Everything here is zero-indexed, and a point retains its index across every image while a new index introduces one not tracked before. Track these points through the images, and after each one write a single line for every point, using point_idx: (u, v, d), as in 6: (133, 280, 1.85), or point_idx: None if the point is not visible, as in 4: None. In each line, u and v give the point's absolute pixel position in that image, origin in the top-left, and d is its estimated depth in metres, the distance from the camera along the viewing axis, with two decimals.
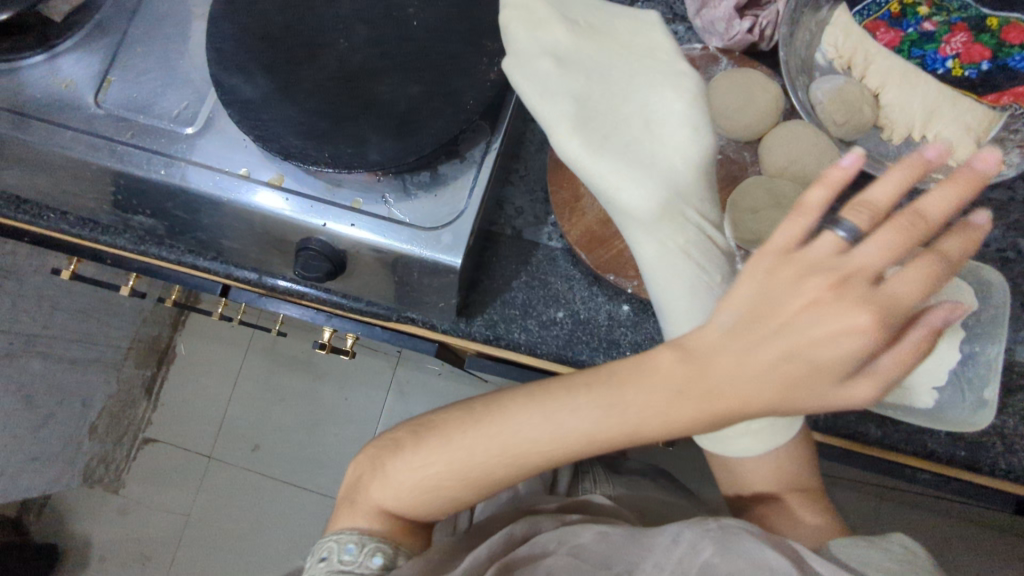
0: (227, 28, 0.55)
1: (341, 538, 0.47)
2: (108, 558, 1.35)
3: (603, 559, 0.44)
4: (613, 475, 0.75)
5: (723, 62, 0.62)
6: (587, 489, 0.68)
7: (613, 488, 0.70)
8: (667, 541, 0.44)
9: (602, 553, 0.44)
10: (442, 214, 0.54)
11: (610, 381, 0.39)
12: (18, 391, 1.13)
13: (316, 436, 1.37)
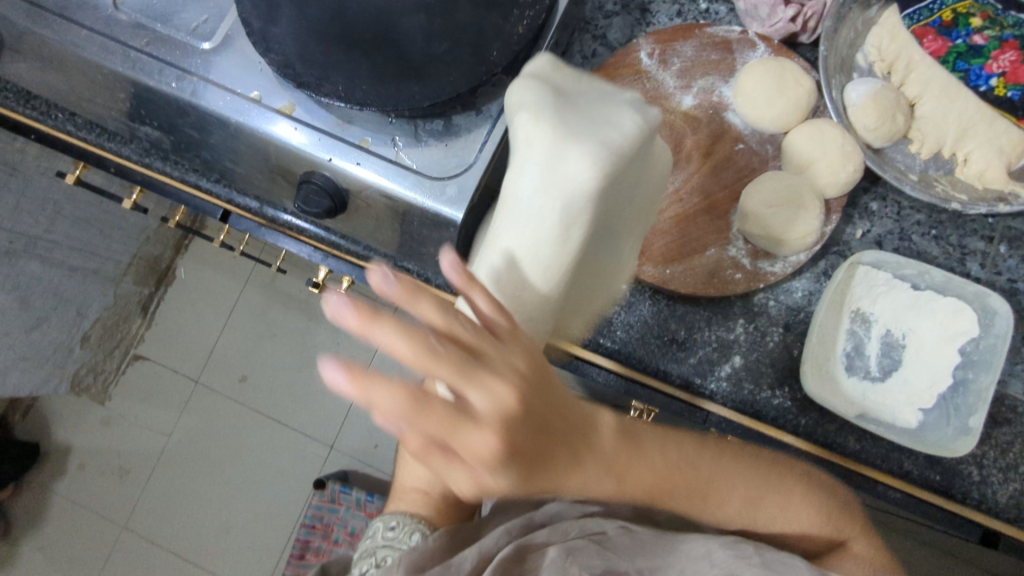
0: None
1: (385, 518, 0.51)
2: (87, 465, 1.38)
3: (625, 553, 0.45)
4: None
5: (760, 49, 0.59)
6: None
7: None
8: (699, 551, 0.42)
9: (625, 546, 0.45)
10: (450, 165, 0.53)
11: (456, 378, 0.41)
12: (16, 291, 1.11)
13: (304, 376, 1.38)
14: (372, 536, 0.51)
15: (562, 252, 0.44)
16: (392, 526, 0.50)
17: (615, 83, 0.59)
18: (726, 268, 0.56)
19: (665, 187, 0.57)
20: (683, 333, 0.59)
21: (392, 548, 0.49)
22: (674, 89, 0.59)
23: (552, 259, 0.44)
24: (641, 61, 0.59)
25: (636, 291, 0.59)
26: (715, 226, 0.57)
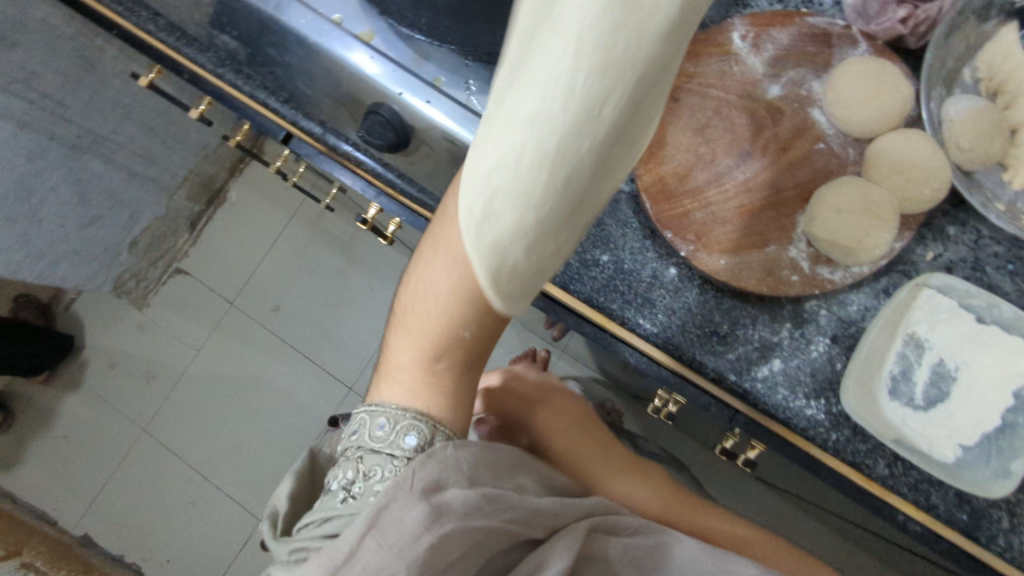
0: None
1: (375, 413, 0.46)
2: (118, 365, 1.44)
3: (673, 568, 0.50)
4: None
5: (861, 47, 0.56)
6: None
7: None
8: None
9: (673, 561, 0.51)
10: None
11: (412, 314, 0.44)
12: (76, 185, 1.14)
13: (334, 315, 1.40)
14: (356, 431, 0.47)
15: (602, 116, 0.27)
16: (382, 424, 0.45)
17: (701, 61, 0.57)
18: (783, 268, 0.55)
19: (734, 176, 0.55)
20: (726, 327, 0.57)
21: (382, 457, 0.44)
22: (763, 76, 0.56)
23: (611, 67, 0.26)
24: (733, 42, 0.57)
25: (685, 276, 0.58)
26: (779, 223, 0.55)
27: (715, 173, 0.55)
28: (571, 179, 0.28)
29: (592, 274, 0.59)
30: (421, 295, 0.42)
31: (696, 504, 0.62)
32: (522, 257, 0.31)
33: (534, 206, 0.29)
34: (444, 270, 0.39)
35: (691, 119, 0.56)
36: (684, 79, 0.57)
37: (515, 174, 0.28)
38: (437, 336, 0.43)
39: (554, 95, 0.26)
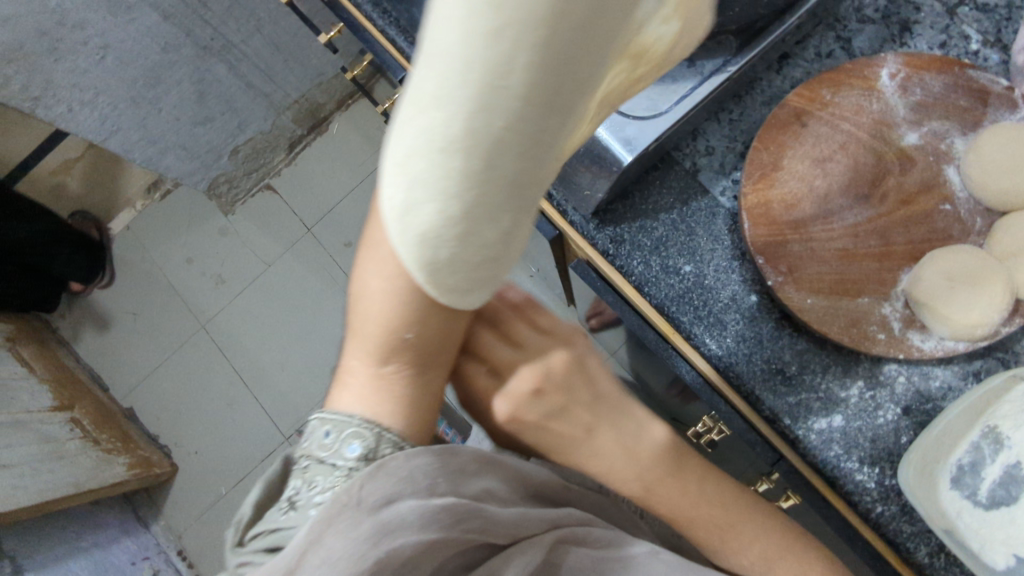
0: None
1: (324, 419, 0.43)
2: (194, 261, 1.52)
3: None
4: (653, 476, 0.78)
5: (1020, 113, 0.52)
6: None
7: None
8: None
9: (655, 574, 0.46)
10: (638, 106, 0.51)
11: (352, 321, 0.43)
12: (199, 84, 1.19)
13: None
14: (307, 436, 0.43)
15: (495, 84, 0.27)
16: (328, 432, 0.41)
17: (839, 91, 0.54)
18: (871, 323, 0.51)
19: (844, 217, 0.53)
20: (794, 368, 0.55)
21: (331, 463, 0.40)
22: (902, 120, 0.53)
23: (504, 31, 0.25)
24: (880, 78, 0.54)
25: (764, 307, 0.56)
26: (879, 277, 0.52)
27: (825, 209, 0.53)
28: (491, 166, 0.29)
29: (670, 281, 0.57)
30: (361, 299, 0.41)
31: (683, 484, 0.49)
32: (461, 247, 0.33)
33: (456, 193, 0.30)
34: (381, 274, 0.39)
35: (814, 148, 0.54)
36: (817, 106, 0.54)
37: (429, 162, 0.29)
38: (384, 338, 0.41)
39: (452, 71, 0.27)
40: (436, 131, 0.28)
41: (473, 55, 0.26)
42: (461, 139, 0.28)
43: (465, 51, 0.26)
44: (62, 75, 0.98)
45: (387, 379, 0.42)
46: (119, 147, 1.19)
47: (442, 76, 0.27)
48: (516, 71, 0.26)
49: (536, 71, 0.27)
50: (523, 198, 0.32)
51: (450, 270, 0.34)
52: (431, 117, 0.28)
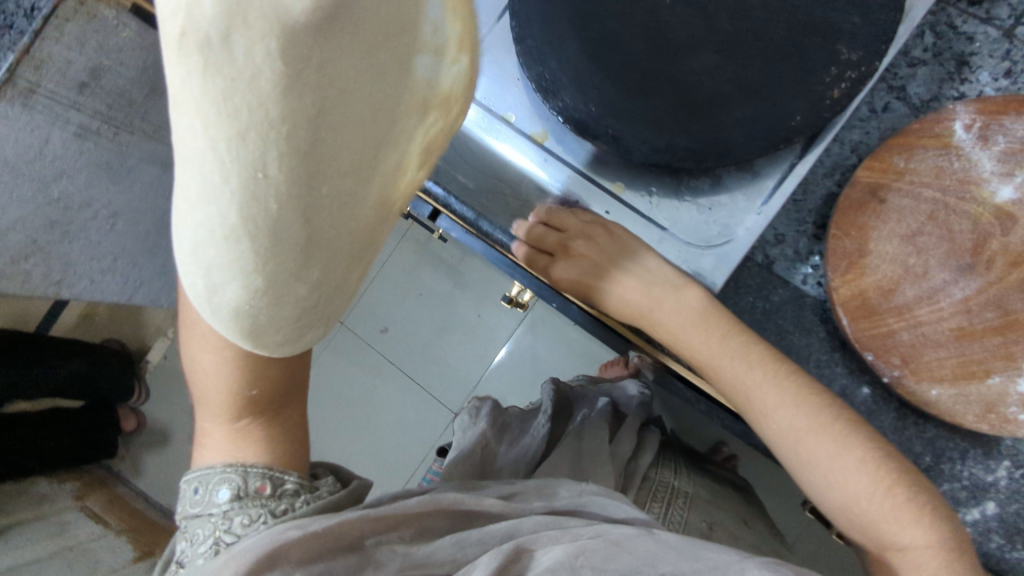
0: None
1: (191, 480, 0.46)
2: None
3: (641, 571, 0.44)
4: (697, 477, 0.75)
5: None
6: (661, 477, 0.69)
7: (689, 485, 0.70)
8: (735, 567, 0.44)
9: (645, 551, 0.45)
10: (709, 231, 0.47)
11: (196, 385, 0.44)
12: None
13: (440, 341, 1.39)
14: (192, 492, 0.45)
15: (269, 163, 0.24)
16: (196, 488, 0.45)
17: (913, 156, 0.49)
18: (1010, 405, 0.47)
19: (952, 294, 0.48)
20: (928, 460, 0.51)
21: (200, 515, 0.43)
22: (991, 175, 0.48)
23: (253, 135, 0.23)
24: (954, 133, 0.49)
25: (880, 398, 0.52)
26: (1007, 352, 0.47)
27: (929, 289, 0.48)
28: (281, 236, 0.26)
29: None
30: (197, 371, 0.42)
31: (714, 326, 0.50)
32: (274, 312, 0.29)
33: (252, 268, 0.26)
34: (204, 350, 0.40)
35: (900, 224, 0.49)
36: (892, 177, 0.49)
37: (218, 245, 0.26)
38: (196, 372, 0.43)
39: (212, 168, 0.25)
40: (230, 209, 0.25)
41: (222, 138, 0.24)
42: (251, 225, 0.25)
43: (209, 139, 0.24)
44: (80, 253, 0.95)
45: (241, 431, 0.44)
46: (145, 298, 1.17)
47: (200, 165, 0.25)
48: (266, 145, 0.24)
49: (295, 158, 0.24)
50: (334, 255, 0.29)
51: (270, 329, 0.30)
52: (201, 209, 0.26)
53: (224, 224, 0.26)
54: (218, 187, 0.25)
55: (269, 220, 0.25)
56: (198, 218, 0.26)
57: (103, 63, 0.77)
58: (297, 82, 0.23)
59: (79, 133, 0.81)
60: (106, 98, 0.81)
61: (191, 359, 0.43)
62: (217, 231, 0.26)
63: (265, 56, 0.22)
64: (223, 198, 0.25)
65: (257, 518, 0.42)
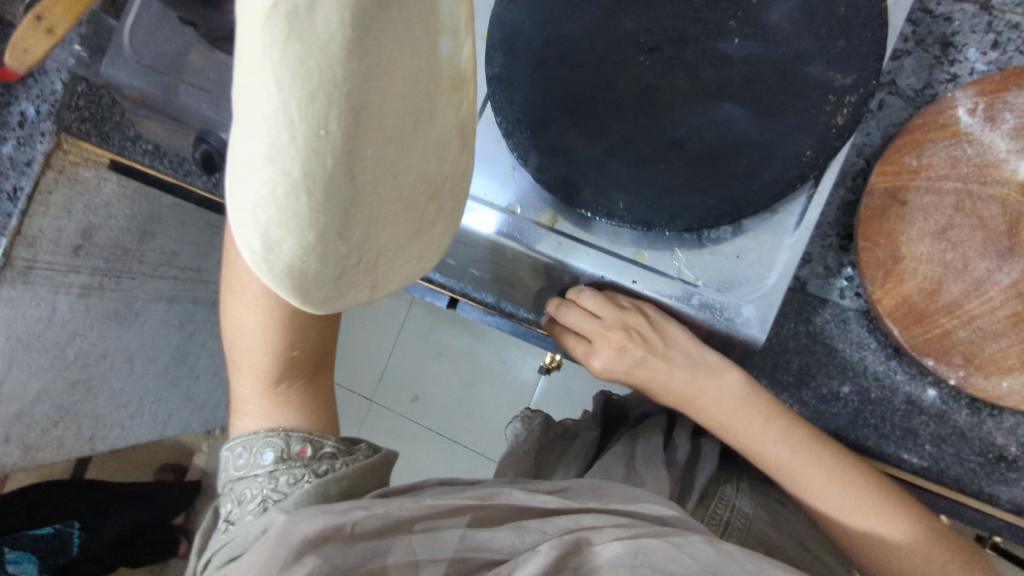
0: (494, 34, 0.45)
1: (235, 445, 0.47)
2: None
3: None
4: (758, 486, 0.67)
5: None
6: (722, 494, 0.61)
7: (753, 502, 0.62)
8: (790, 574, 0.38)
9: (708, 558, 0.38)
10: (741, 279, 0.46)
11: (232, 345, 0.47)
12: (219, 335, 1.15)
13: (470, 394, 1.28)
14: (241, 455, 0.46)
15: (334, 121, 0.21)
16: (241, 453, 0.46)
17: (924, 151, 0.48)
18: None
19: (999, 281, 0.47)
20: (1015, 450, 0.50)
21: (246, 476, 0.44)
22: (1008, 153, 0.47)
23: (318, 92, 0.21)
24: (959, 120, 0.48)
25: (949, 397, 0.51)
26: None
27: (974, 281, 0.47)
28: (334, 192, 0.22)
29: (835, 412, 0.53)
30: (238, 334, 0.45)
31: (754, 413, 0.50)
32: (324, 272, 0.24)
33: (309, 221, 0.22)
34: (254, 311, 0.43)
35: (927, 222, 0.48)
36: (908, 176, 0.49)
37: (275, 206, 0.22)
38: (238, 338, 0.46)
39: (274, 125, 0.21)
40: (287, 166, 0.21)
41: (291, 98, 0.21)
42: (313, 180, 0.22)
43: (281, 101, 0.21)
44: (107, 405, 0.94)
45: (281, 396, 0.47)
46: (178, 427, 1.16)
47: (262, 126, 0.22)
48: (329, 101, 0.21)
49: (356, 113, 0.21)
50: (387, 215, 0.25)
51: (320, 292, 0.25)
52: (258, 170, 0.22)
53: (281, 176, 0.22)
54: (273, 139, 0.22)
55: (324, 176, 0.22)
56: (253, 175, 0.22)
57: (92, 220, 0.77)
58: (362, 46, 0.21)
59: (82, 293, 0.80)
60: (101, 253, 0.81)
61: (232, 318, 0.46)
62: (271, 188, 0.22)
63: (340, 21, 0.21)
64: (279, 154, 0.21)
65: (301, 478, 0.42)
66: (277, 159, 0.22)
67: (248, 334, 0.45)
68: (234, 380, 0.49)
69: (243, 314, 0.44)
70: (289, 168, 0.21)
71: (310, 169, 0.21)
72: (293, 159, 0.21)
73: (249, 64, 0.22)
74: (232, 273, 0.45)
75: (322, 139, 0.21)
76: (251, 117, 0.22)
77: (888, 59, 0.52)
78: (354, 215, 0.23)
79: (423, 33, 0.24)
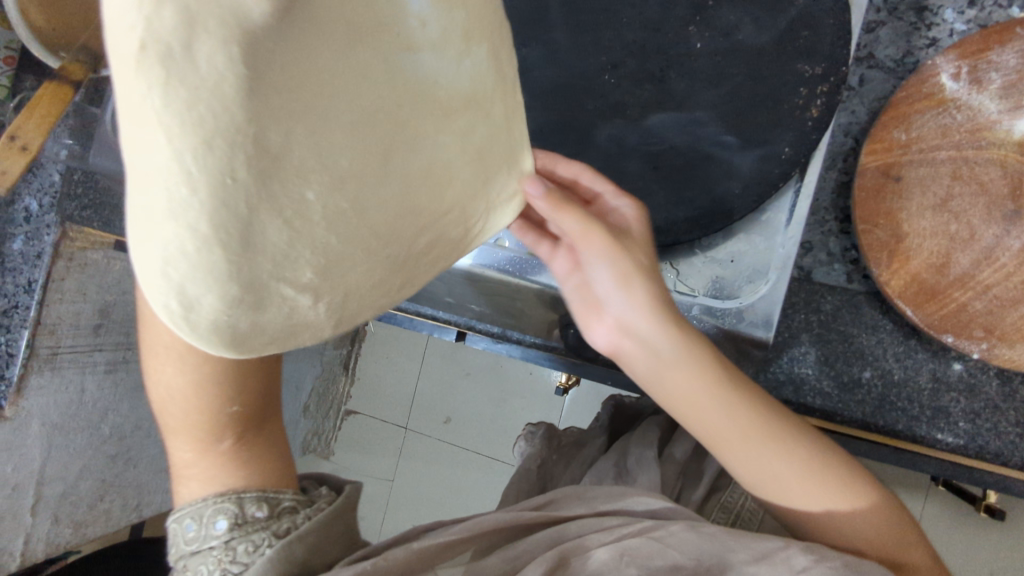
0: None
1: (181, 518, 0.38)
2: None
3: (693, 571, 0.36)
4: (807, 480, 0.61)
5: None
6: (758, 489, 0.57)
7: None
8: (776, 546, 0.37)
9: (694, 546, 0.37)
10: (739, 284, 0.45)
11: (161, 403, 0.40)
12: None
13: (501, 409, 1.19)
14: (191, 526, 0.37)
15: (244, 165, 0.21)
16: (190, 525, 0.37)
17: (912, 123, 0.47)
18: None
19: (1009, 245, 0.45)
20: None
21: (201, 548, 0.36)
22: (999, 114, 0.45)
23: (214, 140, 0.20)
24: (944, 86, 0.46)
25: (975, 369, 0.49)
26: None
27: (983, 249, 0.45)
28: (251, 239, 0.23)
29: (860, 400, 0.50)
30: (166, 389, 0.39)
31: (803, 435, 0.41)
32: (254, 319, 0.25)
33: (227, 274, 0.23)
34: (184, 363, 0.37)
35: (926, 196, 0.47)
36: (899, 151, 0.47)
37: (188, 261, 0.22)
38: (168, 394, 0.39)
39: (167, 179, 0.21)
40: (195, 217, 0.21)
41: (183, 151, 0.20)
42: (230, 232, 0.22)
43: (174, 153, 0.20)
44: (149, 473, 0.94)
45: (229, 455, 0.39)
46: None
47: (151, 183, 0.21)
48: (229, 146, 0.21)
49: (261, 156, 0.22)
50: (336, 241, 0.27)
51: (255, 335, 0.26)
52: (158, 227, 0.21)
53: (187, 229, 0.21)
54: (167, 191, 0.21)
55: (241, 222, 0.22)
56: (148, 223, 0.21)
57: (108, 299, 0.80)
58: (268, 77, 0.21)
59: (108, 369, 0.83)
60: (121, 329, 0.84)
61: (156, 368, 0.39)
62: (174, 244, 0.21)
63: (224, 60, 0.20)
64: (178, 206, 0.21)
65: (261, 544, 0.35)
66: (179, 209, 0.21)
67: (180, 386, 0.38)
68: (168, 444, 0.41)
69: (171, 363, 0.38)
70: (196, 220, 0.21)
71: (217, 224, 0.22)
72: (195, 214, 0.21)
73: (131, 111, 0.20)
74: (150, 321, 0.38)
75: (228, 190, 0.21)
76: (140, 169, 0.21)
77: (861, 34, 0.51)
78: (283, 249, 0.24)
79: (360, 49, 0.25)
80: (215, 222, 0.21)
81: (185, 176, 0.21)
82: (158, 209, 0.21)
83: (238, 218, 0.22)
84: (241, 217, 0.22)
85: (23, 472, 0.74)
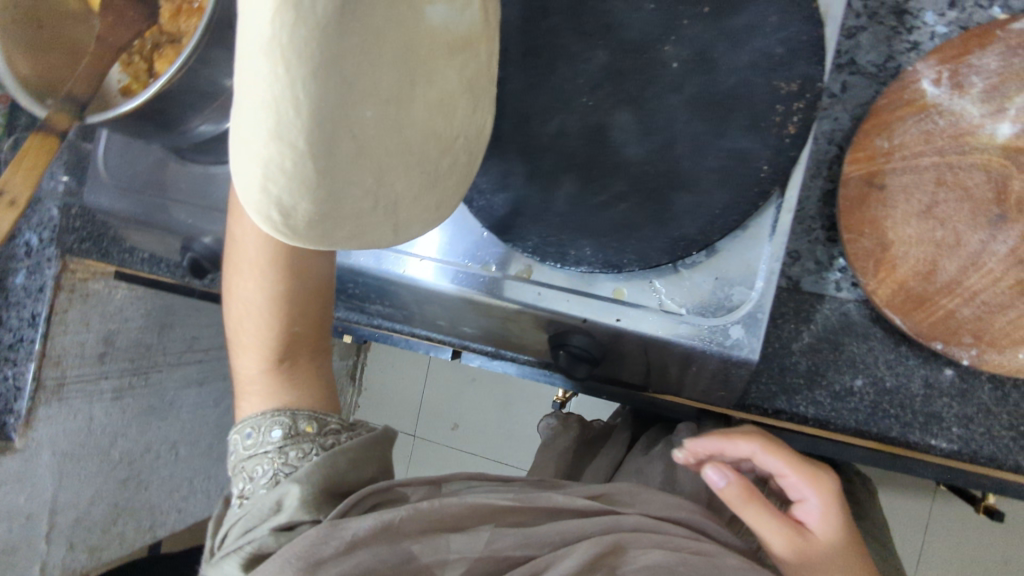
0: None
1: (243, 427, 0.45)
2: None
3: None
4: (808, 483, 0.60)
5: None
6: None
7: None
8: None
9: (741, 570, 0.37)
10: (727, 302, 0.45)
11: (236, 319, 0.47)
12: None
13: (508, 414, 1.19)
14: (249, 435, 0.44)
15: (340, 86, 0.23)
16: (250, 434, 0.44)
17: (895, 131, 0.47)
18: None
19: (996, 251, 0.45)
20: None
21: (258, 453, 0.43)
22: (982, 118, 0.45)
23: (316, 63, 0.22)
24: (925, 92, 0.46)
25: (967, 374, 0.49)
26: None
27: (970, 255, 0.45)
28: (334, 155, 0.25)
29: (852, 407, 0.51)
30: (243, 305, 0.45)
31: None
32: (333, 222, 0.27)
33: (317, 183, 0.25)
34: (258, 281, 0.43)
35: (911, 204, 0.46)
36: (882, 159, 0.47)
37: (286, 172, 0.24)
38: (241, 314, 0.46)
39: (274, 97, 0.23)
40: (294, 133, 0.23)
41: (295, 79, 0.23)
42: (319, 147, 0.24)
43: (288, 81, 0.23)
44: (161, 498, 0.96)
45: (286, 373, 0.46)
46: None
47: (261, 100, 0.23)
48: (328, 74, 0.23)
49: (349, 82, 0.24)
50: (394, 162, 0.29)
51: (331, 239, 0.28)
52: (261, 140, 0.24)
53: (287, 144, 0.24)
54: (274, 108, 0.23)
55: (328, 143, 0.24)
56: (257, 134, 0.24)
57: (111, 327, 0.81)
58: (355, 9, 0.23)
59: (116, 396, 0.84)
60: (126, 355, 0.84)
61: (232, 290, 0.46)
62: (275, 155, 0.24)
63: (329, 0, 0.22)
64: (285, 123, 0.23)
65: (310, 453, 0.42)
66: (283, 127, 0.23)
67: (250, 304, 0.45)
68: (236, 362, 0.48)
69: (244, 284, 0.44)
70: (293, 135, 0.23)
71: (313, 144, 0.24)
72: (296, 130, 0.23)
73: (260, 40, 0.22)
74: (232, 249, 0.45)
75: (325, 107, 0.23)
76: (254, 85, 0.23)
77: (842, 40, 0.51)
78: (351, 167, 0.26)
79: None
80: (307, 137, 0.24)
81: (288, 95, 0.23)
82: (265, 124, 0.23)
83: (330, 134, 0.24)
84: (329, 134, 0.24)
85: (36, 502, 0.76)
